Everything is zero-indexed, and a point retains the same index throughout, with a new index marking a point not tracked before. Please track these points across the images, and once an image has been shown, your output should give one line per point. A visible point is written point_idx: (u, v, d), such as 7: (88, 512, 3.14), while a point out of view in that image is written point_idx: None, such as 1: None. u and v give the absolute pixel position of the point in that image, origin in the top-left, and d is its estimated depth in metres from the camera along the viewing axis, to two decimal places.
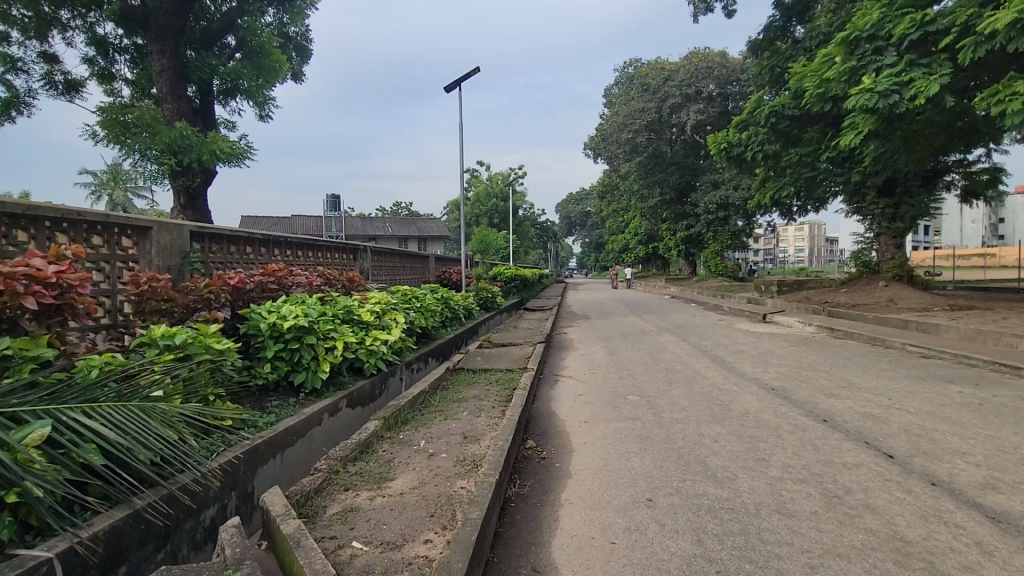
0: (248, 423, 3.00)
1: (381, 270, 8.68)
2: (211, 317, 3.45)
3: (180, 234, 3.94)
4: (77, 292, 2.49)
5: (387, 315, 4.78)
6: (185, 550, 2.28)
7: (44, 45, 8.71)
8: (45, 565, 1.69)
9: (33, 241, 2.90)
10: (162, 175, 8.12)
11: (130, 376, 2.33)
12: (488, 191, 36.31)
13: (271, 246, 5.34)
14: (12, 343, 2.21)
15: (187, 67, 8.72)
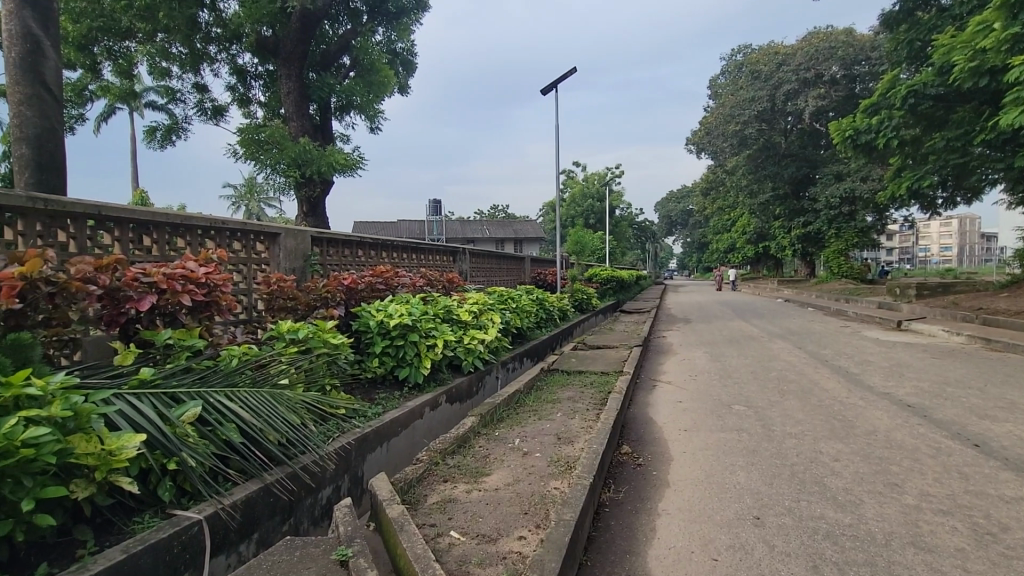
0: (359, 412, 3.24)
1: (478, 272, 8.95)
2: (328, 314, 3.78)
3: (303, 238, 4.36)
4: (221, 290, 2.84)
5: (484, 315, 4.93)
6: (306, 524, 2.51)
7: (197, 77, 10.07)
8: (197, 526, 1.93)
9: (188, 246, 3.37)
10: (288, 186, 9.03)
11: (262, 366, 2.63)
12: (585, 191, 35.95)
13: (380, 249, 5.73)
14: (173, 334, 2.57)
15: (310, 87, 9.62)
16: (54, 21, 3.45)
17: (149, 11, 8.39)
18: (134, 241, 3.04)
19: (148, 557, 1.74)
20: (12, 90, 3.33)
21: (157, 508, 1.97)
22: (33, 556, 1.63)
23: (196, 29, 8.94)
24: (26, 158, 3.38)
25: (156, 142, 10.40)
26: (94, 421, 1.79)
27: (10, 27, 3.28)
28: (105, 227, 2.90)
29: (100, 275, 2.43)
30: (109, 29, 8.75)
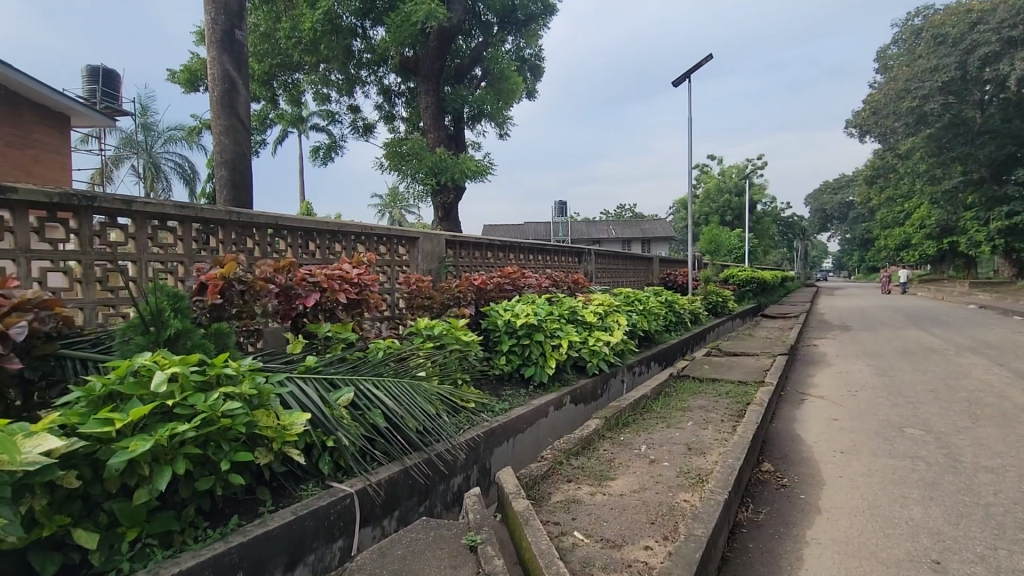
0: (487, 407, 3.39)
1: (604, 273, 8.82)
2: (460, 313, 4.00)
3: (439, 242, 4.67)
4: (369, 289, 3.16)
5: (609, 317, 4.84)
6: (439, 507, 2.70)
7: (351, 99, 11.31)
8: (349, 499, 2.17)
9: (344, 250, 3.81)
10: (426, 194, 9.73)
11: (404, 358, 2.86)
12: (721, 185, 33.47)
13: (508, 250, 5.93)
14: (331, 327, 2.92)
15: (445, 100, 10.26)
16: (245, 62, 4.12)
17: (314, 45, 9.61)
18: (302, 246, 3.51)
19: (311, 521, 1.99)
20: (216, 123, 4.05)
21: (318, 479, 2.26)
22: (227, 509, 1.96)
23: (351, 56, 10.05)
24: (225, 179, 4.08)
25: (319, 159, 11.89)
26: (272, 400, 2.10)
27: (215, 72, 4.00)
28: (281, 235, 3.39)
29: (277, 276, 2.85)
30: (284, 64, 10.21)
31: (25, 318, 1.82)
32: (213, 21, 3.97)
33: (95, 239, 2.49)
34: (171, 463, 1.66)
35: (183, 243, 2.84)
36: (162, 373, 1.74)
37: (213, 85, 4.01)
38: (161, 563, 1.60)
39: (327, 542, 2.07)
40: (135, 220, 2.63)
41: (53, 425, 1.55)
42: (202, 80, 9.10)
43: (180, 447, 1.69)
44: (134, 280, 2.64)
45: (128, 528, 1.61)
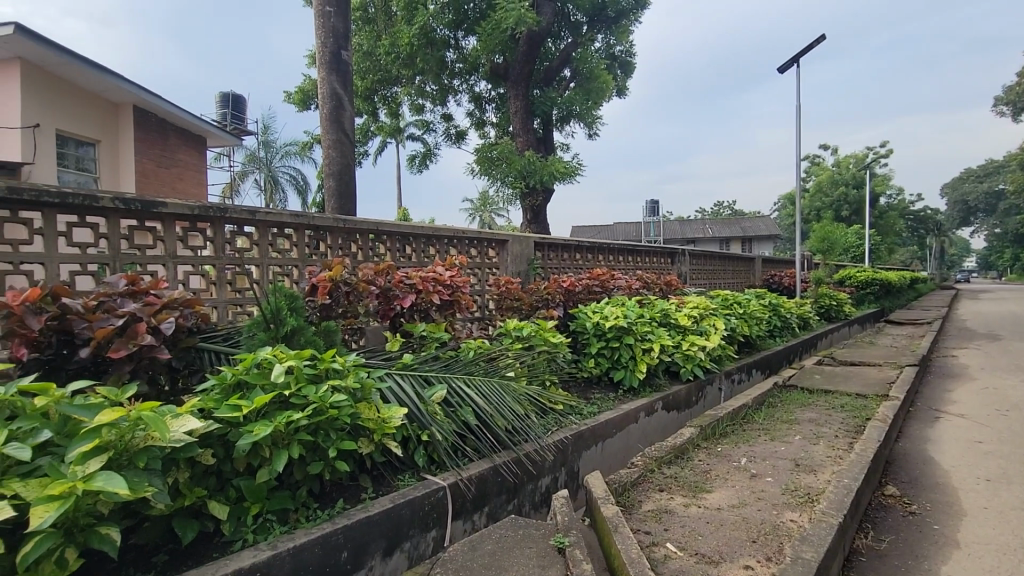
0: (575, 410, 3.35)
1: (700, 274, 8.38)
2: (548, 315, 4.00)
3: (528, 244, 4.72)
4: (461, 290, 3.27)
5: (705, 321, 4.59)
6: (527, 507, 2.72)
7: (444, 109, 11.78)
8: (441, 492, 2.25)
9: (437, 253, 3.98)
10: (515, 197, 9.86)
11: (493, 358, 2.92)
12: (834, 177, 30.45)
13: (596, 252, 5.84)
14: (426, 327, 3.05)
15: (534, 103, 10.33)
16: (350, 79, 4.44)
17: (410, 59, 10.16)
18: (400, 250, 3.72)
19: (407, 509, 2.10)
20: (325, 137, 4.41)
21: (414, 470, 2.37)
22: (333, 492, 2.11)
23: (444, 67, 10.47)
24: (332, 189, 4.43)
25: (415, 167, 12.51)
26: (373, 394, 2.24)
27: (324, 91, 4.36)
28: (381, 240, 3.61)
29: (378, 278, 3.04)
30: (384, 79, 10.84)
31: (172, 315, 2.10)
32: (323, 45, 4.32)
33: (227, 246, 2.82)
34: (288, 447, 1.83)
35: (297, 248, 3.13)
36: (280, 365, 1.92)
37: (323, 104, 4.38)
38: (278, 537, 1.77)
39: (421, 531, 2.17)
40: (258, 228, 2.94)
41: (193, 407, 1.77)
42: (314, 99, 9.96)
43: (294, 433, 1.86)
44: (257, 282, 2.94)
45: (252, 503, 1.80)
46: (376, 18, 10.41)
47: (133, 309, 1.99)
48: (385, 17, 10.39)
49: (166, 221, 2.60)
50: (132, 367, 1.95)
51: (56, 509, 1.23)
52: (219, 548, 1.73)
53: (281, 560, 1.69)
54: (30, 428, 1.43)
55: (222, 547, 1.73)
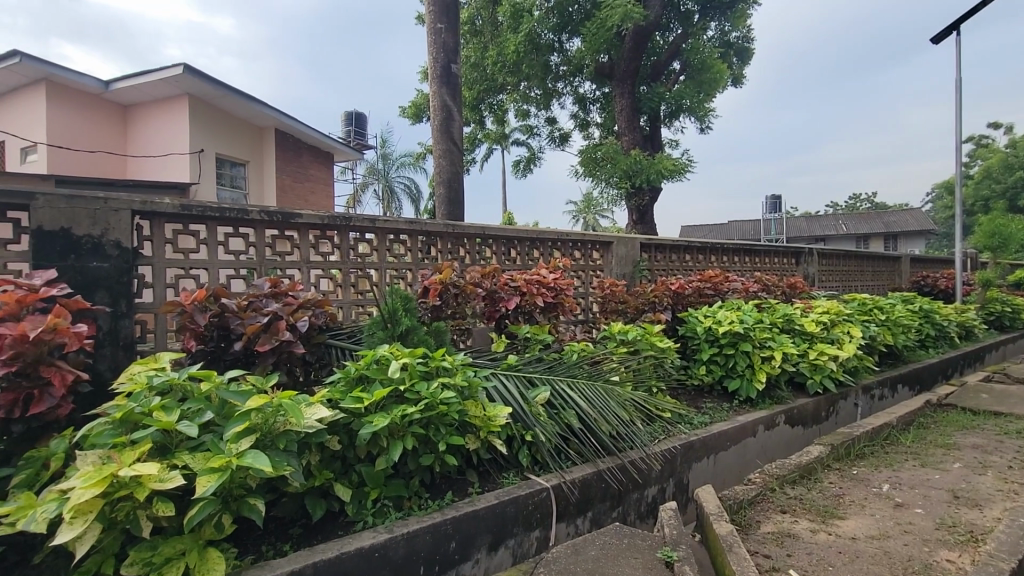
0: (685, 419, 3.18)
1: (830, 276, 7.53)
2: (655, 319, 3.84)
3: (633, 246, 4.59)
4: (564, 293, 3.27)
5: (838, 328, 4.10)
6: (632, 516, 2.63)
7: (549, 112, 11.86)
8: (545, 493, 2.25)
9: (541, 256, 4.02)
10: (621, 198, 9.62)
11: (597, 362, 2.87)
12: (1008, 160, 25.70)
13: (709, 252, 5.51)
14: (530, 329, 3.07)
15: (641, 100, 10.02)
16: (458, 91, 4.65)
17: (516, 66, 10.40)
18: (505, 253, 3.81)
19: (511, 507, 2.14)
20: (436, 147, 4.66)
21: (518, 469, 2.40)
22: (443, 484, 2.22)
23: (549, 70, 10.56)
24: (442, 197, 4.66)
25: (520, 172, 12.74)
26: (480, 392, 2.32)
27: (436, 103, 4.61)
28: (487, 244, 3.73)
29: (485, 280, 3.14)
30: (490, 88, 11.14)
31: (306, 314, 2.36)
32: (435, 60, 4.57)
33: (350, 251, 3.09)
34: (403, 438, 1.96)
35: (411, 253, 3.34)
36: (396, 362, 2.06)
37: (434, 116, 4.62)
38: (394, 522, 1.89)
39: (525, 530, 2.20)
40: (377, 235, 3.18)
41: (324, 397, 1.96)
42: (426, 112, 10.59)
43: (408, 426, 1.99)
44: (376, 284, 3.18)
45: (371, 488, 1.95)
46: (484, 30, 10.78)
47: (275, 308, 2.27)
48: (492, 28, 10.73)
49: (302, 230, 2.92)
50: (274, 359, 2.22)
51: (216, 479, 1.44)
52: (344, 526, 1.90)
53: (396, 543, 1.82)
54: (197, 409, 1.68)
55: (346, 526, 1.89)
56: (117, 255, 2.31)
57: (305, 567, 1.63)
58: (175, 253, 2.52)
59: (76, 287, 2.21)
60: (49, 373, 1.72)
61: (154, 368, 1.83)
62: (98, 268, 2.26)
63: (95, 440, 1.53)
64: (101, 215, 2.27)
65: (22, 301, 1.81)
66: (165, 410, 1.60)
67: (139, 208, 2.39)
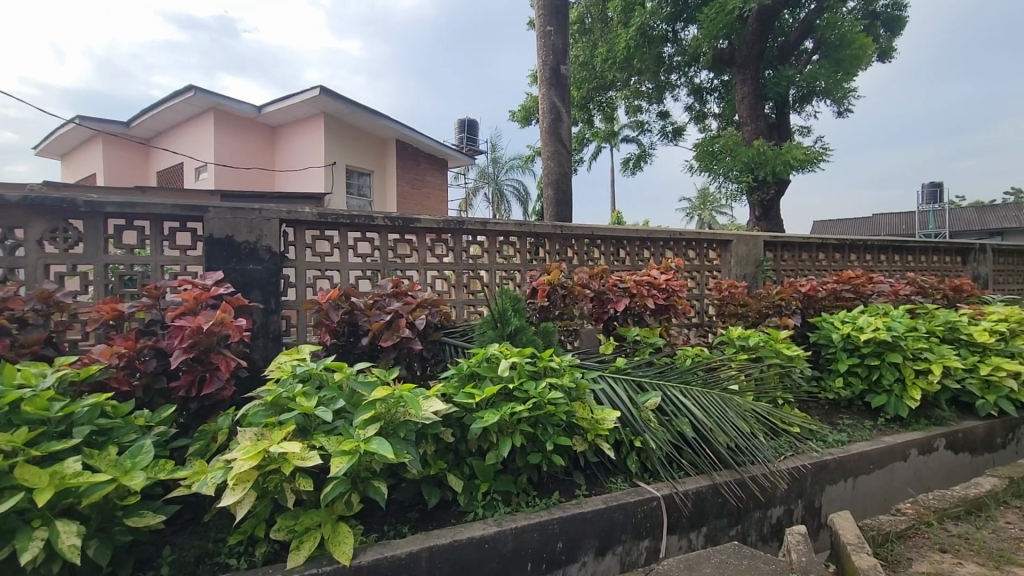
0: (816, 435, 2.86)
1: (1010, 279, 6.33)
2: (782, 324, 3.50)
3: (756, 244, 4.24)
4: (677, 295, 3.11)
5: (1020, 339, 3.43)
6: (753, 537, 2.43)
7: (661, 106, 11.38)
8: (655, 502, 2.17)
9: (653, 256, 3.87)
10: (741, 193, 8.94)
11: (714, 368, 2.69)
12: None
13: (847, 250, 4.91)
14: (640, 331, 2.96)
15: (766, 85, 9.23)
16: (567, 91, 4.65)
17: (627, 62, 10.14)
18: (614, 254, 3.73)
19: (620, 513, 2.09)
20: (545, 149, 4.70)
21: (626, 475, 2.33)
22: (550, 484, 2.23)
23: (662, 62, 10.14)
24: (550, 198, 4.68)
25: (629, 169, 12.38)
26: (587, 394, 2.29)
27: (545, 106, 4.65)
28: (595, 244, 3.68)
29: (593, 281, 3.10)
30: (600, 86, 10.81)
31: (423, 313, 2.52)
32: (545, 63, 4.61)
33: (463, 253, 3.24)
34: (511, 435, 2.00)
35: (520, 254, 3.41)
36: (506, 361, 2.12)
37: (543, 118, 4.66)
38: (503, 516, 1.94)
39: (634, 538, 2.13)
40: (488, 237, 3.30)
41: (439, 392, 2.07)
42: (535, 115, 10.73)
43: (516, 424, 2.02)
44: (487, 285, 3.29)
45: (481, 481, 2.02)
46: (593, 27, 10.62)
47: (396, 307, 2.46)
48: (602, 24, 10.53)
49: (419, 234, 3.12)
50: (396, 354, 2.40)
51: (347, 461, 1.59)
52: (456, 515, 1.99)
53: (505, 537, 1.86)
54: (331, 396, 1.87)
55: (458, 515, 1.98)
56: (268, 258, 2.65)
57: (421, 550, 1.74)
58: (313, 256, 2.83)
59: (237, 287, 2.57)
60: (217, 359, 2.02)
61: (297, 358, 2.06)
62: (254, 270, 2.61)
63: (251, 419, 1.76)
64: (257, 224, 2.62)
65: (198, 297, 2.15)
66: (306, 396, 1.80)
67: (286, 217, 2.72)
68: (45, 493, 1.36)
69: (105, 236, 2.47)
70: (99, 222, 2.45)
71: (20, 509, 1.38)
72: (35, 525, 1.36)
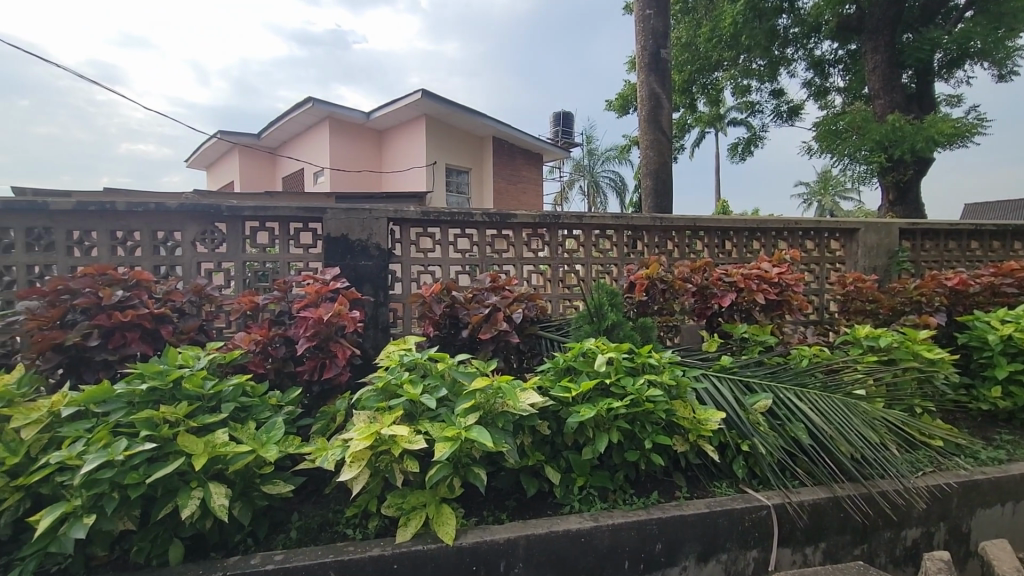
0: (965, 450, 2.48)
1: None
2: (921, 323, 3.09)
3: (889, 232, 3.76)
4: (792, 289, 2.87)
5: None
6: (883, 559, 2.18)
7: (775, 84, 10.46)
8: (765, 511, 2.02)
9: (764, 248, 3.59)
10: (870, 174, 7.98)
11: (835, 370, 2.42)
12: None
13: (1010, 237, 4.19)
14: (748, 329, 2.76)
15: (903, 52, 8.08)
16: (668, 76, 4.44)
17: (734, 39, 9.45)
18: (719, 246, 3.52)
19: (724, 519, 1.97)
20: (644, 138, 4.53)
21: (732, 480, 2.20)
22: (648, 483, 2.17)
23: (776, 36, 9.32)
24: (649, 189, 4.52)
25: (737, 155, 11.57)
26: (688, 393, 2.19)
27: (644, 93, 4.48)
28: (698, 236, 3.49)
29: (695, 275, 2.95)
30: (704, 67, 10.12)
31: (520, 307, 2.57)
32: (644, 48, 4.44)
33: (559, 248, 3.24)
34: (608, 431, 1.97)
35: (617, 248, 3.34)
36: (603, 356, 2.08)
37: (642, 105, 4.50)
38: (600, 512, 1.93)
39: (740, 547, 2.01)
40: (584, 231, 3.26)
41: (535, 384, 2.09)
42: (633, 103, 10.39)
43: (614, 419, 1.99)
44: (583, 279, 3.27)
45: (577, 475, 2.02)
46: (697, 5, 9.94)
47: (494, 301, 2.53)
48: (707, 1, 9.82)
49: (516, 229, 3.17)
50: (494, 346, 2.47)
51: (450, 447, 1.67)
52: (553, 507, 2.00)
53: (602, 533, 1.85)
54: (435, 385, 1.97)
55: (555, 507, 2.00)
56: (377, 254, 2.85)
57: (518, 538, 1.78)
58: (418, 252, 3.00)
59: (351, 281, 2.79)
60: (335, 347, 2.22)
61: (404, 347, 2.19)
62: (365, 266, 2.82)
63: (365, 403, 1.91)
64: (368, 223, 2.83)
65: (319, 291, 2.37)
66: (412, 384, 1.92)
67: (393, 216, 2.89)
68: (201, 459, 1.58)
69: (243, 236, 2.81)
70: (238, 224, 2.80)
71: (181, 471, 1.62)
72: (192, 485, 1.59)
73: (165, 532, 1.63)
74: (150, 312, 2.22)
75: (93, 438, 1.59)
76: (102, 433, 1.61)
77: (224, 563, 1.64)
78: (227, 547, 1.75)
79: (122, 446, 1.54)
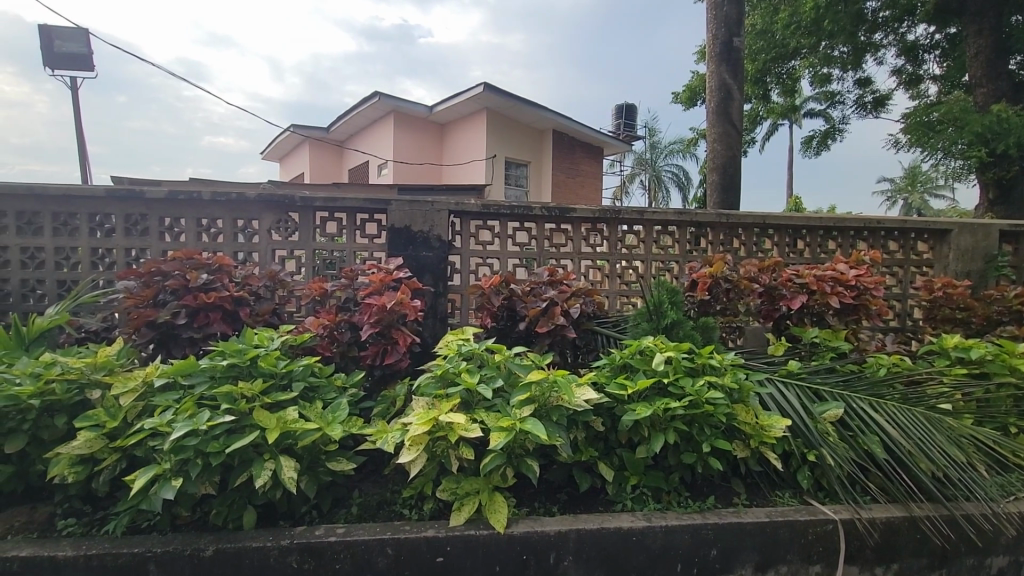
0: None
1: None
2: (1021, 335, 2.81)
3: (987, 234, 3.42)
4: (870, 293, 2.70)
5: None
6: None
7: (861, 72, 9.73)
8: (831, 525, 1.92)
9: (840, 248, 3.37)
10: (967, 170, 7.26)
11: (918, 381, 2.25)
12: None
13: None
14: (820, 333, 2.61)
15: (1011, 35, 7.29)
16: (740, 65, 4.24)
17: (815, 25, 8.86)
18: (790, 245, 3.34)
19: (786, 530, 1.89)
20: (711, 131, 4.36)
21: (795, 491, 2.09)
22: (705, 487, 2.11)
23: (863, 20, 8.67)
24: (714, 184, 4.36)
25: (812, 149, 10.88)
26: (752, 398, 2.11)
27: (714, 84, 4.30)
28: (766, 234, 3.34)
29: (762, 275, 2.82)
30: (780, 56, 9.53)
31: (577, 302, 2.57)
32: (715, 36, 4.25)
33: (618, 243, 3.19)
34: (664, 431, 1.93)
35: (679, 244, 3.24)
36: (661, 355, 2.04)
37: (710, 97, 4.33)
38: (653, 512, 1.90)
39: (802, 560, 1.91)
40: (644, 226, 3.20)
41: (591, 380, 2.07)
42: (701, 95, 10.00)
43: (670, 420, 1.94)
44: (642, 275, 3.20)
45: (631, 474, 2.00)
46: None
47: (552, 295, 2.54)
48: None
49: (574, 223, 3.17)
50: (551, 340, 2.48)
51: (505, 437, 1.70)
52: (604, 503, 1.99)
53: (654, 534, 1.82)
54: (491, 375, 2.01)
55: (607, 504, 1.98)
56: (438, 246, 2.92)
57: (568, 531, 1.79)
58: (477, 244, 3.05)
59: (413, 272, 2.88)
60: (396, 335, 2.31)
61: (461, 337, 2.23)
62: (426, 257, 2.90)
63: (424, 389, 1.96)
64: (430, 215, 2.90)
65: (383, 279, 2.47)
66: (469, 373, 1.96)
67: (454, 208, 2.95)
68: (274, 432, 1.70)
69: (314, 226, 2.96)
70: (310, 214, 2.94)
71: (256, 443, 1.74)
72: (266, 457, 1.71)
73: (240, 499, 1.76)
74: (230, 295, 2.40)
75: (181, 408, 1.75)
76: (188, 404, 1.76)
77: (292, 531, 1.76)
78: (295, 517, 1.87)
79: (205, 417, 1.68)
